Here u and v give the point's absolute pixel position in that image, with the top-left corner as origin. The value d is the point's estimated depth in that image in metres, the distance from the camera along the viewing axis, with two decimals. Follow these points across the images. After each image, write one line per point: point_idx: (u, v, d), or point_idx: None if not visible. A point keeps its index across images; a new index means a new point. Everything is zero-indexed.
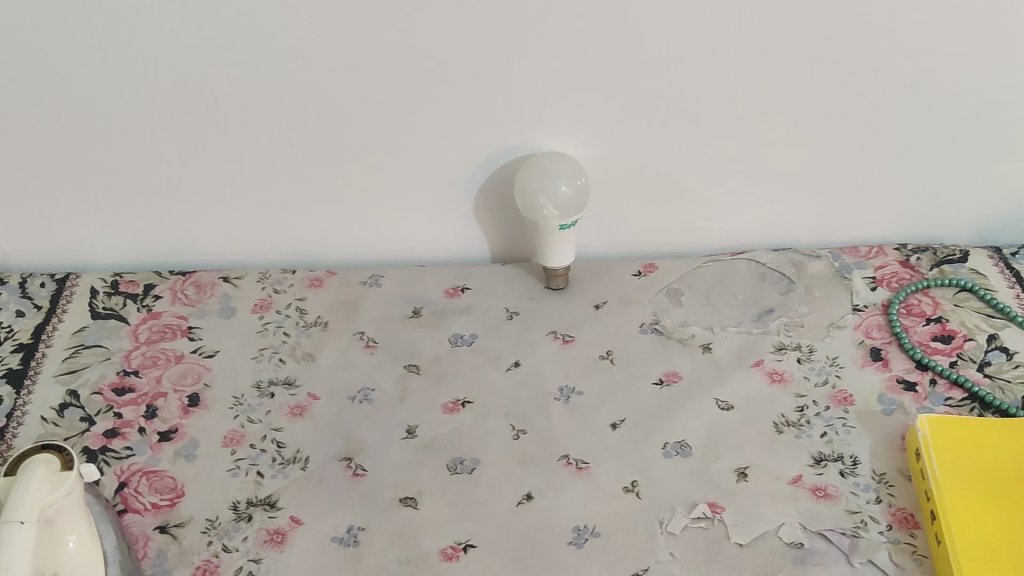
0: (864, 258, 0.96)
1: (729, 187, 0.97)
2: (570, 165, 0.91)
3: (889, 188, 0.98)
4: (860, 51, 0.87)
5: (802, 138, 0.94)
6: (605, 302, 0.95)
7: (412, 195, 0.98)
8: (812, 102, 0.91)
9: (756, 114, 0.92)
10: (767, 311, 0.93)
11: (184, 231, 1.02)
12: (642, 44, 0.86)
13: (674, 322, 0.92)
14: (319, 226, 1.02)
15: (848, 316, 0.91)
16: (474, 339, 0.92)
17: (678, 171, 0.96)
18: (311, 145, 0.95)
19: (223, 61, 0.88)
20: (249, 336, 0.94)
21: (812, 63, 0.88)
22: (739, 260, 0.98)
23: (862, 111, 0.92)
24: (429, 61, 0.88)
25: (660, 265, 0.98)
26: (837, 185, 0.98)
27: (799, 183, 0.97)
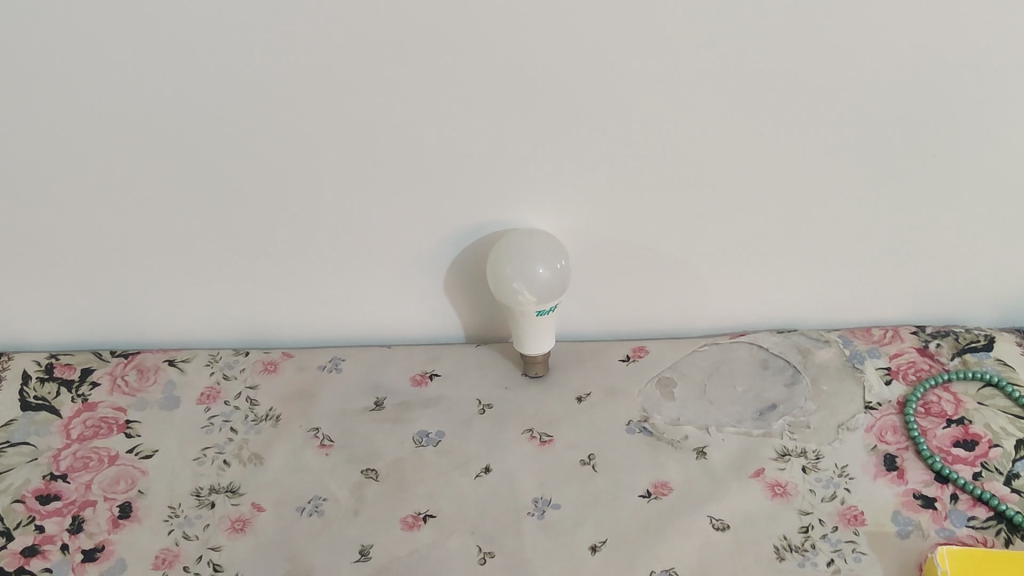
0: (878, 343, 0.86)
1: (726, 265, 0.88)
2: (551, 247, 0.80)
3: (905, 265, 0.88)
4: (871, 118, 0.78)
5: (808, 210, 0.84)
6: (587, 394, 0.85)
7: (376, 271, 0.89)
8: (818, 174, 0.82)
9: (757, 184, 0.82)
10: (769, 408, 0.83)
11: (127, 308, 0.93)
12: (626, 107, 0.77)
13: (664, 420, 0.82)
14: (276, 304, 0.92)
15: (859, 415, 0.81)
16: (441, 439, 0.82)
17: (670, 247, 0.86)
18: (262, 219, 0.86)
19: (159, 125, 0.79)
20: (192, 432, 0.84)
21: (818, 129, 0.79)
22: (739, 344, 0.88)
23: (874, 184, 0.82)
24: (389, 127, 0.79)
25: (651, 349, 0.89)
26: (847, 261, 0.88)
27: (805, 259, 0.88)
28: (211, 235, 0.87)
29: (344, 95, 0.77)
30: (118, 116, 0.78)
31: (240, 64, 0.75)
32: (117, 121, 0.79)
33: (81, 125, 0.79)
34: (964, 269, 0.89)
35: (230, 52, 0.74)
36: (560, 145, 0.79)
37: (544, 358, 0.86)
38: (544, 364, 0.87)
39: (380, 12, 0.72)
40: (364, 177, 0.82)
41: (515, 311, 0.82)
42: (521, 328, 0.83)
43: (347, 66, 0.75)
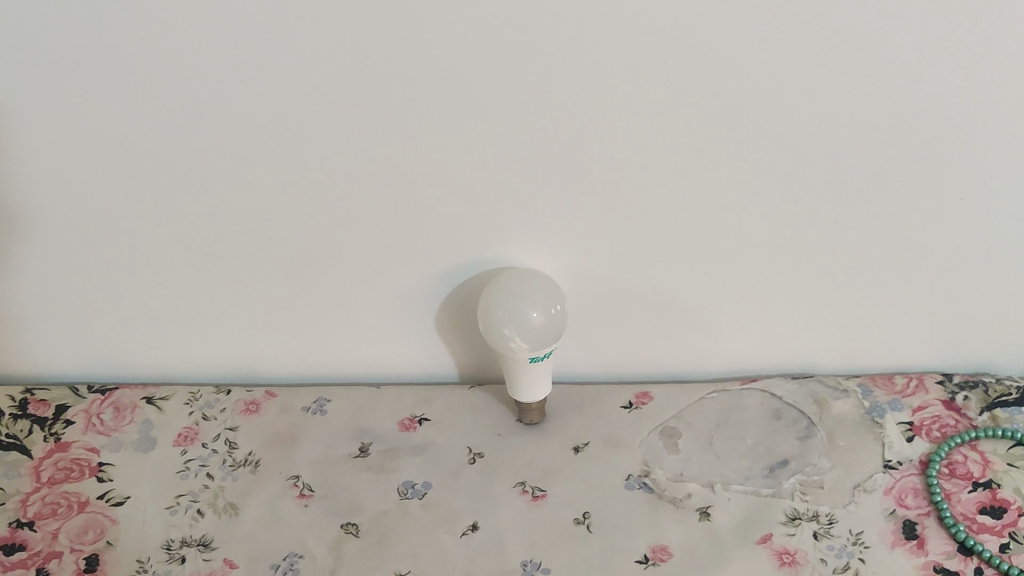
0: (900, 394, 0.80)
1: (737, 309, 0.82)
2: (545, 289, 0.75)
3: (931, 311, 0.82)
4: (893, 158, 0.72)
5: (826, 252, 0.78)
6: (585, 444, 0.80)
7: (365, 310, 0.84)
8: (836, 216, 0.76)
9: (770, 222, 0.76)
10: (780, 464, 0.77)
11: (106, 343, 0.89)
12: (626, 140, 0.71)
13: (666, 476, 0.77)
14: (261, 342, 0.88)
15: (877, 475, 0.75)
16: (427, 491, 0.77)
17: (676, 289, 0.81)
18: (243, 254, 0.81)
19: (131, 154, 0.75)
20: (167, 478, 0.80)
21: (835, 166, 0.72)
22: (750, 390, 0.83)
23: (897, 227, 0.76)
24: (373, 159, 0.73)
25: (656, 396, 0.83)
26: (868, 306, 0.82)
27: (822, 304, 0.82)
28: (189, 269, 0.82)
29: (324, 125, 0.72)
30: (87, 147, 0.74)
31: (212, 91, 0.70)
32: (88, 151, 0.75)
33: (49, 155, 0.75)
34: (996, 317, 0.82)
35: (202, 78, 0.70)
36: (557, 180, 0.74)
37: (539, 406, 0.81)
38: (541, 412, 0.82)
39: (357, 37, 0.67)
40: (348, 211, 0.77)
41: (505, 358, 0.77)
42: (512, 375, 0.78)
43: (325, 94, 0.70)
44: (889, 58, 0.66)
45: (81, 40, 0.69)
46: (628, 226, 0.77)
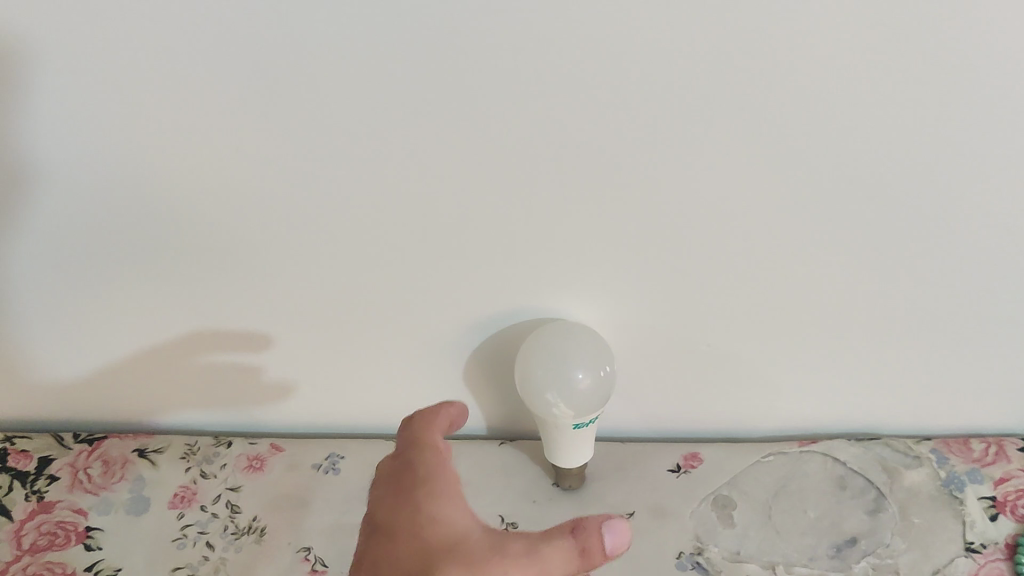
0: (978, 462, 0.72)
1: (797, 364, 0.74)
2: (593, 348, 0.66)
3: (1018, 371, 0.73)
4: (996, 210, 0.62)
5: (904, 302, 0.70)
6: (630, 515, 0.71)
7: (384, 359, 0.76)
8: (920, 270, 0.67)
9: (846, 273, 0.68)
10: (848, 543, 0.69)
11: (94, 386, 0.81)
12: (691, 187, 0.62)
13: (722, 555, 0.69)
14: (267, 387, 0.79)
15: (959, 559, 0.67)
16: None
17: (733, 343, 0.72)
18: (247, 299, 0.72)
19: (118, 197, 0.66)
20: (162, 546, 0.72)
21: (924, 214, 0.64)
22: (811, 454, 0.75)
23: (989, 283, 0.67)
24: (398, 199, 0.64)
25: (706, 457, 0.75)
26: (946, 362, 0.74)
27: (894, 360, 0.73)
28: (184, 315, 0.74)
29: (343, 170, 0.62)
30: (68, 185, 0.65)
31: (211, 127, 0.61)
32: (67, 193, 0.66)
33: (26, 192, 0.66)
34: None
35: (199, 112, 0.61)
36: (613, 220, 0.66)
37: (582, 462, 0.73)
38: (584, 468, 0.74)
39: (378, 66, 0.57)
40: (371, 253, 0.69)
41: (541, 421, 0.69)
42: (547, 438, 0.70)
43: (343, 131, 0.60)
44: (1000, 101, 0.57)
45: (51, 76, 0.59)
46: (685, 276, 0.68)
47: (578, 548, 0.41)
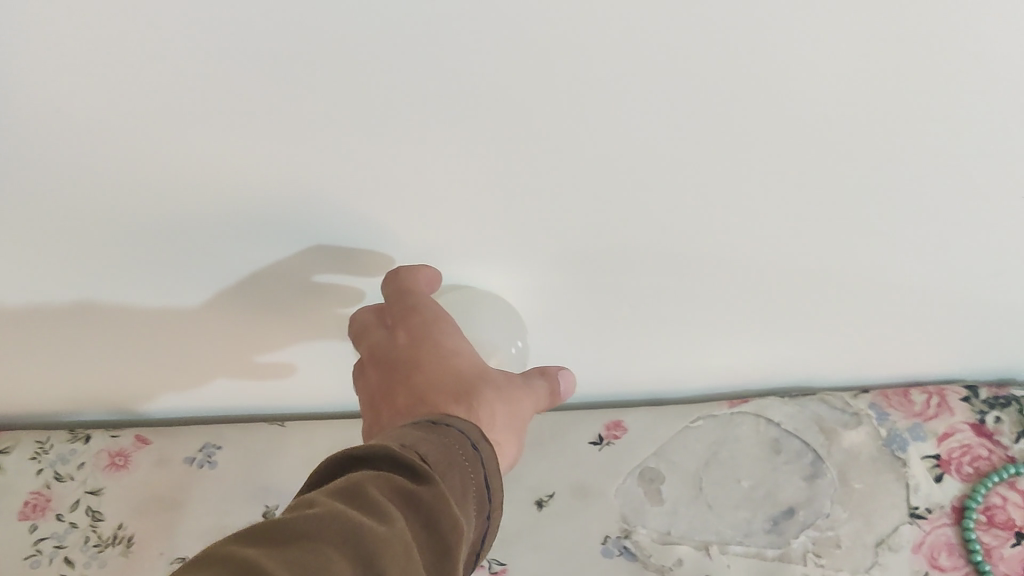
0: (920, 416, 0.67)
1: (730, 333, 0.64)
2: (503, 318, 0.57)
3: (974, 331, 0.65)
4: (987, 209, 0.51)
5: (853, 298, 0.60)
6: (549, 497, 0.66)
7: (257, 355, 0.64)
8: (886, 260, 0.56)
9: (785, 278, 0.58)
10: (786, 514, 0.64)
11: None
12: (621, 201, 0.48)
13: (653, 536, 0.63)
14: (125, 384, 0.66)
15: (903, 526, 0.62)
16: None
17: (659, 321, 0.63)
18: (77, 318, 0.57)
19: None
20: (13, 568, 0.62)
21: (899, 226, 0.52)
22: (741, 414, 0.68)
23: (967, 262, 0.56)
24: (244, 224, 0.48)
25: (630, 423, 0.69)
26: (892, 336, 0.66)
27: (838, 330, 0.64)
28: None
29: (160, 199, 0.45)
30: None
31: None
32: None
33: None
34: None
35: None
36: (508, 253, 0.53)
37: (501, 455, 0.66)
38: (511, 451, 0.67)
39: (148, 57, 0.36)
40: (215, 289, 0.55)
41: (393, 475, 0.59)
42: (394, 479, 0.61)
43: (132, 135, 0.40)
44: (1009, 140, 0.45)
45: None
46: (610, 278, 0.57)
47: (549, 388, 0.50)
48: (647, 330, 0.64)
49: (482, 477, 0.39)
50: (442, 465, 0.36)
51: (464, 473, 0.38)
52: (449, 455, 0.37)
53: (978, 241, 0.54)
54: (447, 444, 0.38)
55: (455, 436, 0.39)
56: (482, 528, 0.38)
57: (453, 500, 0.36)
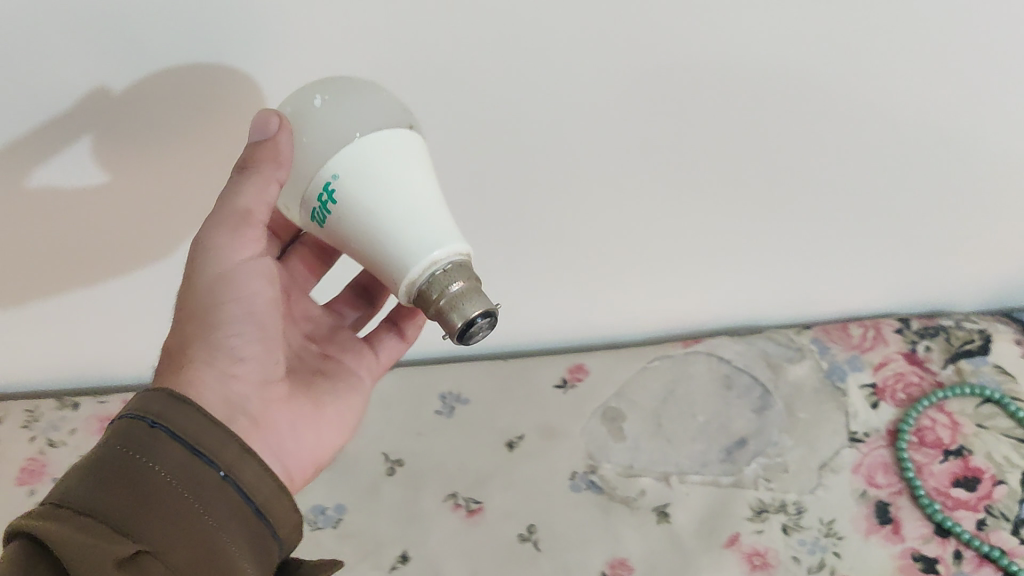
0: (858, 348, 0.73)
1: (674, 270, 0.70)
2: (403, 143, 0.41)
3: (893, 259, 0.71)
4: (897, 112, 0.57)
5: (783, 226, 0.66)
6: (520, 439, 0.70)
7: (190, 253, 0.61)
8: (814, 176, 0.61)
9: (725, 200, 0.63)
10: (738, 445, 0.69)
11: None
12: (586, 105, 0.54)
13: (616, 471, 0.68)
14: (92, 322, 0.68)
15: (844, 451, 0.68)
16: (341, 517, 0.67)
17: (612, 257, 0.68)
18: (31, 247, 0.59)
19: None
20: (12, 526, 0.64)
21: (820, 128, 0.58)
22: (696, 354, 0.74)
23: (878, 180, 0.63)
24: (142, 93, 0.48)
25: (593, 367, 0.74)
26: (825, 267, 0.71)
27: (770, 263, 0.71)
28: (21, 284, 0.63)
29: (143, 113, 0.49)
30: None
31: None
32: None
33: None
34: (963, 264, 0.72)
35: None
36: None
37: (444, 288, 0.39)
38: (467, 276, 0.40)
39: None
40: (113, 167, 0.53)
41: (345, 406, 0.51)
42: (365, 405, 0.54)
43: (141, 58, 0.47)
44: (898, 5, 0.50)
45: None
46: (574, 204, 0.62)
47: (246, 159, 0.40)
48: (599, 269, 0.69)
49: (177, 444, 0.38)
50: (126, 454, 0.37)
51: (149, 451, 0.37)
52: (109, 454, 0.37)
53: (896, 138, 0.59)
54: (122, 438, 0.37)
55: (153, 402, 0.39)
56: (215, 487, 0.38)
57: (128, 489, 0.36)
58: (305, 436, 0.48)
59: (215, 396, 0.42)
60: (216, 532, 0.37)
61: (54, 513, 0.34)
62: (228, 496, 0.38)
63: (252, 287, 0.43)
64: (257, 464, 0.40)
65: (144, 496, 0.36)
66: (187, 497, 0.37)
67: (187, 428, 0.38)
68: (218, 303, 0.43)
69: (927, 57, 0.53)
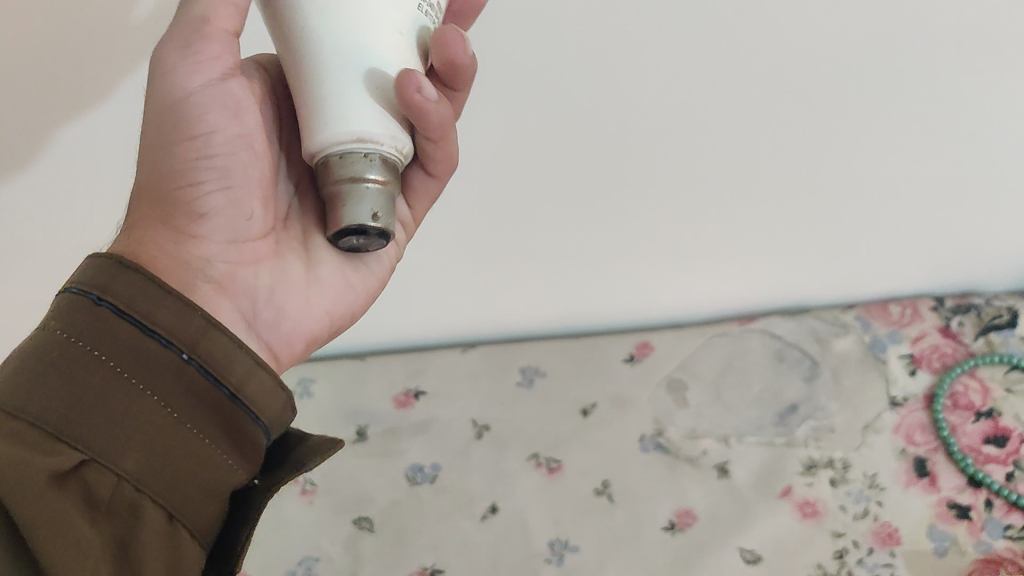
0: (897, 324, 0.81)
1: (724, 254, 0.80)
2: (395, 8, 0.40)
3: (924, 243, 0.79)
4: (917, 108, 0.66)
5: (821, 212, 0.76)
6: (593, 407, 0.79)
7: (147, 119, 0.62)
8: (847, 162, 0.71)
9: (770, 182, 0.72)
10: (790, 410, 0.77)
11: None
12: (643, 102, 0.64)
13: (680, 434, 0.77)
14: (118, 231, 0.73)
15: (885, 414, 0.76)
16: (436, 473, 0.76)
17: (669, 241, 0.78)
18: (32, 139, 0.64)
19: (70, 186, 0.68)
20: None
21: (855, 118, 0.67)
22: (751, 333, 0.82)
23: (906, 168, 0.72)
24: None
25: (658, 345, 0.83)
26: (866, 247, 0.80)
27: (811, 248, 0.80)
28: None
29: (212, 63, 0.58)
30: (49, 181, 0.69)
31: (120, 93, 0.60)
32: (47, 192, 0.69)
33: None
34: (990, 246, 0.80)
35: None
36: None
37: (340, 171, 0.39)
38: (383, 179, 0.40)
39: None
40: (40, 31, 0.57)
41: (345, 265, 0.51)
42: (375, 285, 0.52)
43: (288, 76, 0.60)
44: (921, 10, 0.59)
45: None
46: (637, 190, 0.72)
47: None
48: (659, 243, 0.78)
49: (133, 327, 0.40)
50: (68, 341, 0.39)
51: (108, 339, 0.39)
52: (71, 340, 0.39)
53: (924, 123, 0.68)
54: (78, 322, 0.39)
55: (98, 272, 0.40)
56: (175, 374, 0.40)
57: (88, 383, 0.38)
58: (284, 308, 0.48)
59: (169, 257, 0.44)
60: (177, 424, 0.40)
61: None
62: (186, 378, 0.41)
63: (216, 123, 0.45)
64: (223, 339, 0.42)
65: (86, 396, 0.38)
66: (134, 386, 0.39)
67: (136, 304, 0.40)
68: (180, 133, 0.44)
69: (947, 58, 0.62)
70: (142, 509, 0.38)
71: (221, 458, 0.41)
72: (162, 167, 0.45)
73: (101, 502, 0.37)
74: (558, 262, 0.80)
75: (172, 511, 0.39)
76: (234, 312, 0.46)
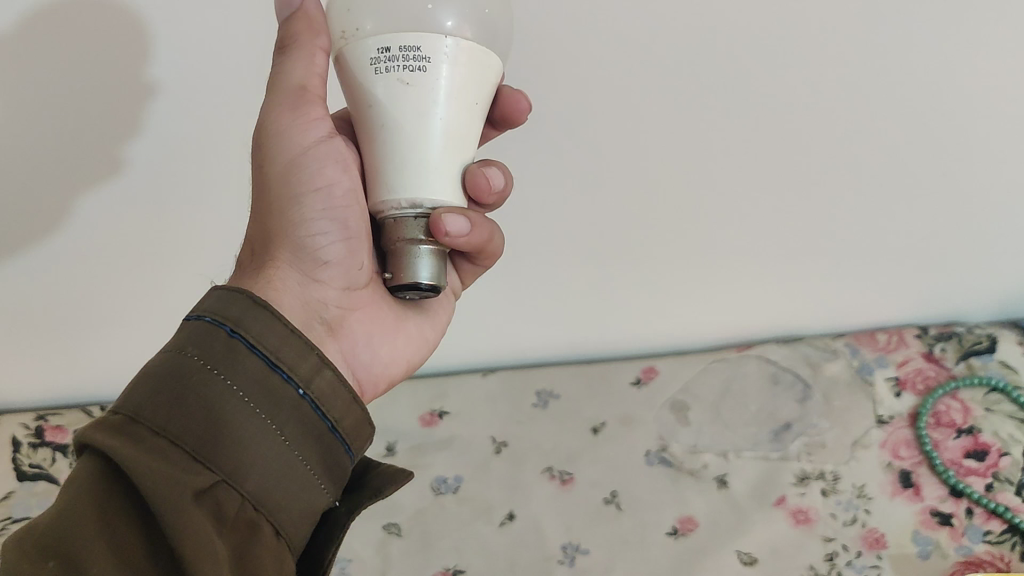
0: (885, 350, 0.88)
1: (721, 283, 0.87)
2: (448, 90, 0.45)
3: (905, 273, 0.86)
4: (884, 143, 0.75)
5: (807, 242, 0.83)
6: (602, 425, 0.86)
7: (201, 133, 0.74)
8: (826, 193, 0.79)
9: (756, 212, 0.80)
10: (784, 428, 0.84)
11: (126, 361, 0.93)
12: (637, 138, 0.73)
13: (683, 449, 0.83)
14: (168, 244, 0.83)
15: (872, 431, 0.82)
16: (459, 484, 0.83)
17: (669, 269, 0.86)
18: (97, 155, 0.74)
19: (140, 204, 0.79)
20: None
21: (828, 151, 0.75)
22: (748, 358, 0.89)
23: (883, 202, 0.79)
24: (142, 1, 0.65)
25: (662, 368, 0.90)
26: (852, 278, 0.87)
27: (800, 277, 0.87)
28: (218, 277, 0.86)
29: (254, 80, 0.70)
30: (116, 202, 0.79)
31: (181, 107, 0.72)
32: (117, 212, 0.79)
33: (63, 202, 0.77)
34: (966, 276, 0.87)
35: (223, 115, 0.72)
36: None
37: (409, 230, 0.46)
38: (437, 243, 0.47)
39: None
40: (76, 78, 0.69)
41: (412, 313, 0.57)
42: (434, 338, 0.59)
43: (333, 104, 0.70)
44: (876, 50, 0.68)
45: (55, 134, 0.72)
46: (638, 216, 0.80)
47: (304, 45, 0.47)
48: (661, 270, 0.86)
49: (257, 358, 0.42)
50: (203, 367, 0.40)
51: (230, 366, 0.41)
52: (194, 367, 0.40)
53: (894, 153, 0.75)
54: (204, 348, 0.41)
55: (232, 306, 0.43)
56: (291, 402, 0.42)
57: (213, 407, 0.40)
58: (379, 348, 0.54)
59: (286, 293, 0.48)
60: (288, 449, 0.42)
61: (128, 429, 0.38)
62: (301, 411, 0.43)
63: (330, 177, 0.49)
64: (331, 375, 0.44)
65: (216, 420, 0.40)
66: (260, 415, 0.41)
67: (264, 338, 0.42)
68: (297, 191, 0.49)
69: (901, 94, 0.71)
70: (258, 528, 0.39)
71: (318, 484, 0.43)
72: (280, 223, 0.49)
73: (226, 519, 0.38)
74: (569, 291, 0.88)
75: (279, 529, 0.41)
76: (338, 354, 0.52)
